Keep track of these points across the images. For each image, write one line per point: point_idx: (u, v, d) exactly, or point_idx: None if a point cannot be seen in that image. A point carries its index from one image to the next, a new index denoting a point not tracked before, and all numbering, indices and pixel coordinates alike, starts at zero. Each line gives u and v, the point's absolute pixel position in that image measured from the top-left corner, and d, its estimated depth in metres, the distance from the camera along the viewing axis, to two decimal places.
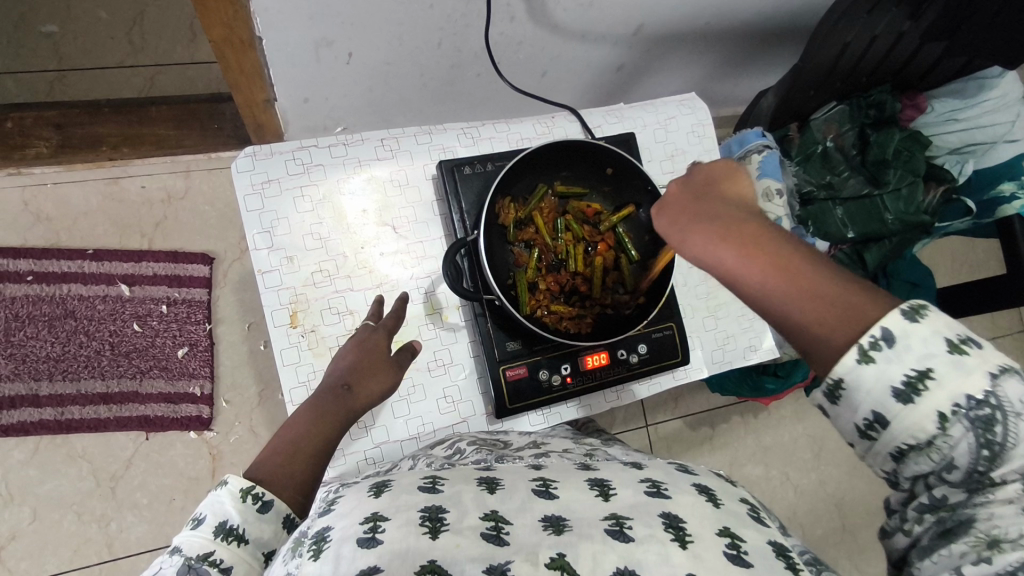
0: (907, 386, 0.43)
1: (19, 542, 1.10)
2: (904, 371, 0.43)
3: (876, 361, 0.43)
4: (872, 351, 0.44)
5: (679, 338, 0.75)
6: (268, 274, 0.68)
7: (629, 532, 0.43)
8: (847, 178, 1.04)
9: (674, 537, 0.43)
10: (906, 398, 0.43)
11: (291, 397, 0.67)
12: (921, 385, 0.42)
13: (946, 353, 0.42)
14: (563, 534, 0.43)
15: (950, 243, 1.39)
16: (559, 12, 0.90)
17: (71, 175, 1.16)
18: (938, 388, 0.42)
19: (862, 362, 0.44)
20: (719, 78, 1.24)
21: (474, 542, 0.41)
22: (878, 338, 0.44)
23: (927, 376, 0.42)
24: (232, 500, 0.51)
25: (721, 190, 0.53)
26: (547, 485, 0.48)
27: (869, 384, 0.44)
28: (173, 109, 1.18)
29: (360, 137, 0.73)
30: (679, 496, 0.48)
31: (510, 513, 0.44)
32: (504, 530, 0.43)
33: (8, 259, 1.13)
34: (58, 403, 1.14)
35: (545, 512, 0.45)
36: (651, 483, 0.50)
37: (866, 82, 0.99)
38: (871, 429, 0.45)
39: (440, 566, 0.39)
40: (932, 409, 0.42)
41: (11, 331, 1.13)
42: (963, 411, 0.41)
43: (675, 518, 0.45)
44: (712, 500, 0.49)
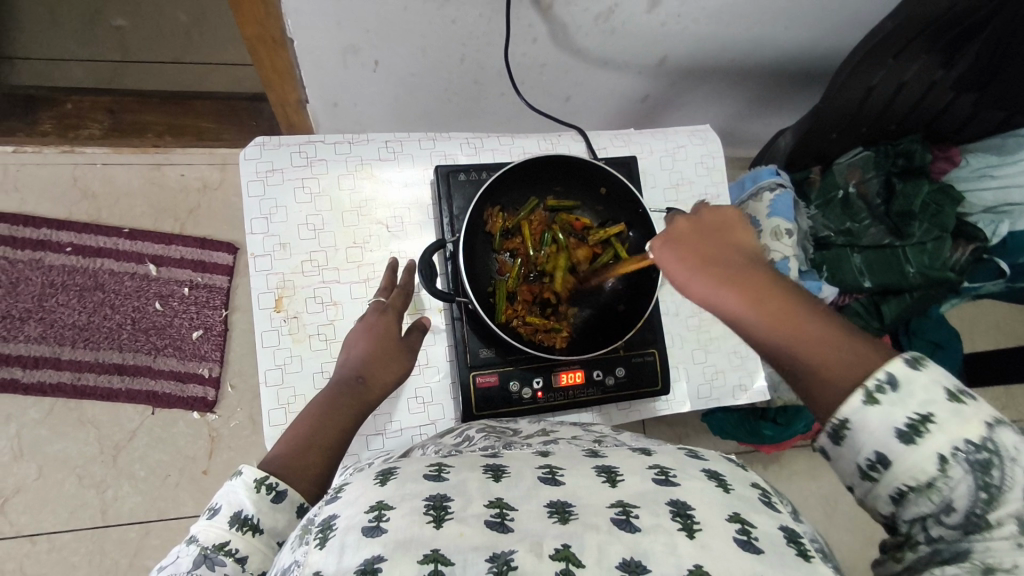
0: (910, 428, 0.43)
1: (22, 497, 1.15)
2: (905, 414, 0.44)
3: (881, 402, 0.44)
4: (878, 393, 0.45)
5: (660, 365, 0.73)
6: (260, 258, 0.70)
7: (635, 522, 0.40)
8: (868, 226, 1.01)
9: (681, 526, 0.40)
10: (909, 440, 0.43)
11: (265, 378, 0.69)
12: (923, 428, 0.43)
13: (945, 399, 0.43)
14: (566, 522, 0.39)
15: (988, 309, 1.32)
16: (582, 37, 0.92)
17: (117, 159, 1.23)
18: (938, 432, 0.43)
19: (866, 404, 0.45)
20: (750, 117, 1.23)
21: (477, 531, 0.38)
22: (884, 382, 0.45)
23: (929, 420, 0.43)
24: (246, 489, 0.51)
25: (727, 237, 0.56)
26: (552, 473, 0.45)
27: (871, 425, 0.45)
28: (216, 104, 1.28)
29: (365, 137, 0.76)
30: (688, 483, 0.44)
31: (515, 499, 0.41)
32: (509, 517, 0.40)
33: (51, 229, 1.21)
34: (76, 369, 1.19)
35: (549, 498, 0.42)
36: (659, 470, 0.46)
37: (896, 129, 0.96)
38: (872, 470, 0.45)
39: (443, 556, 0.36)
40: (932, 451, 0.42)
41: (44, 297, 1.20)
42: (963, 454, 0.42)
43: (682, 506, 0.41)
44: (721, 484, 0.45)
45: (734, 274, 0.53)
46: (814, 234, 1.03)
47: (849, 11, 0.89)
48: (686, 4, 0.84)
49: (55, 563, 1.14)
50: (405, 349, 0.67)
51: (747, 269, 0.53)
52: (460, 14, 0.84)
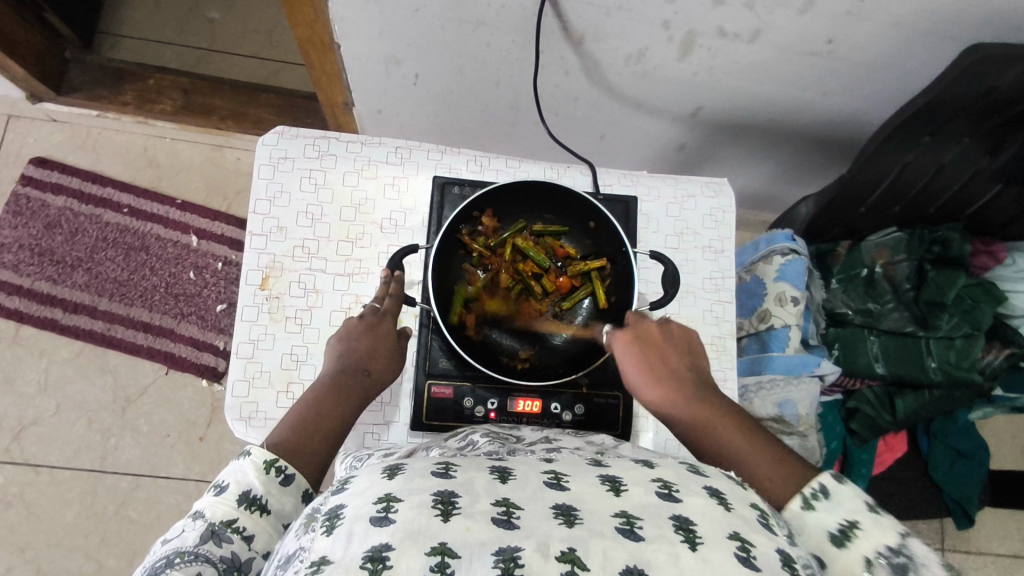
0: (840, 532, 0.49)
1: (36, 429, 1.23)
2: (836, 520, 0.49)
3: (817, 508, 0.50)
4: (813, 500, 0.51)
5: (624, 411, 0.71)
6: (257, 237, 0.74)
7: (639, 532, 0.39)
8: (891, 310, 0.95)
9: (683, 538, 0.39)
10: (840, 543, 0.48)
11: (237, 350, 0.72)
12: (852, 532, 0.49)
13: (866, 510, 0.50)
14: (572, 526, 0.39)
15: None
16: (615, 77, 0.92)
17: (183, 135, 1.35)
18: (864, 536, 0.48)
19: (805, 508, 0.50)
20: (791, 183, 1.20)
21: (485, 527, 0.38)
22: (818, 491, 0.51)
23: (855, 526, 0.49)
24: (255, 470, 0.55)
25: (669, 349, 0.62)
26: (558, 479, 0.45)
27: (808, 529, 0.49)
28: (278, 98, 1.35)
29: (378, 141, 0.79)
30: (691, 499, 0.43)
31: (522, 500, 0.41)
32: (516, 515, 0.39)
33: (116, 190, 1.33)
34: (109, 320, 1.28)
35: (556, 501, 0.41)
36: (662, 483, 0.45)
37: (934, 213, 0.91)
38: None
39: (451, 550, 0.37)
40: (860, 554, 0.47)
41: (96, 250, 1.31)
42: (885, 557, 0.47)
43: (686, 520, 0.41)
44: (724, 504, 0.44)
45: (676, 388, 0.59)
46: (830, 309, 0.97)
47: (894, 85, 0.85)
48: (719, 57, 0.83)
49: (51, 497, 1.21)
50: (398, 348, 0.68)
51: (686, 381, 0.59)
52: (493, 39, 0.86)
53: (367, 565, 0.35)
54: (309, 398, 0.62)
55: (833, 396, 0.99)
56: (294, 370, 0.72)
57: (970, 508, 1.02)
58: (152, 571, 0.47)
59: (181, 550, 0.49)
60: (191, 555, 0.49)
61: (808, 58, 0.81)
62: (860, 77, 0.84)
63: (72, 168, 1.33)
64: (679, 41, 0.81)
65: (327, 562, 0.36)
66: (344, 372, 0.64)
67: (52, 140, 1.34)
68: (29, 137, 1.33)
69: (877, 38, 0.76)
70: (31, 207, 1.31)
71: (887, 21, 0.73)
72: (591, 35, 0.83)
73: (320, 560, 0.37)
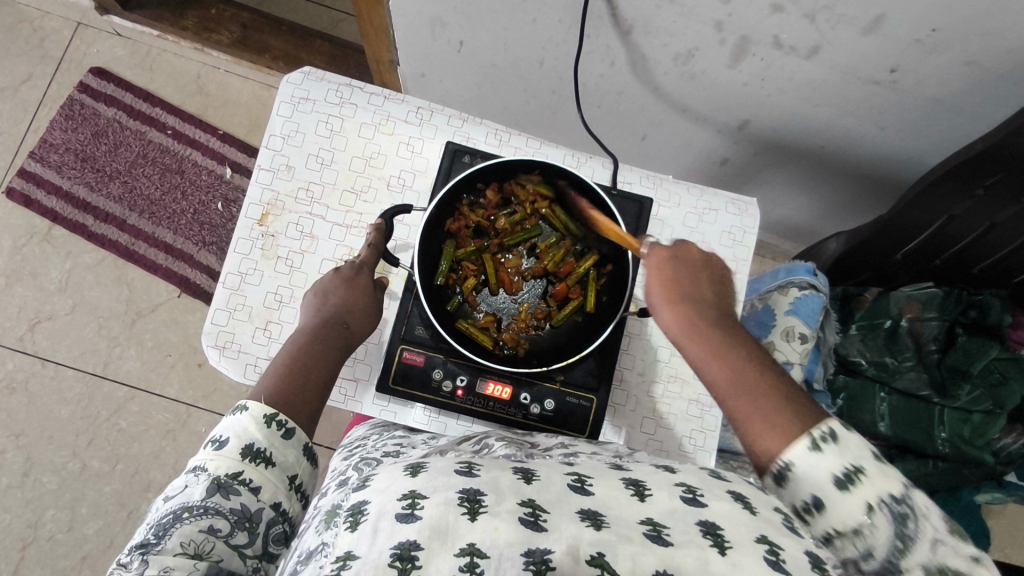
0: (845, 477, 0.45)
1: (50, 324, 1.28)
2: (843, 464, 0.45)
3: (822, 451, 0.46)
4: (821, 442, 0.46)
5: (594, 416, 0.69)
6: (264, 172, 0.74)
7: (667, 538, 0.39)
8: (908, 368, 0.87)
9: (712, 542, 0.38)
10: (842, 487, 0.45)
11: (224, 279, 0.72)
12: (855, 479, 0.45)
13: (874, 456, 0.46)
14: (600, 530, 0.38)
15: None
16: (661, 75, 0.88)
17: (237, 69, 1.37)
18: (867, 483, 0.45)
19: (810, 450, 0.46)
20: (833, 220, 1.14)
21: (513, 527, 0.37)
22: (828, 434, 0.46)
23: (860, 472, 0.45)
24: (255, 424, 0.55)
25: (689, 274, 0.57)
26: (582, 482, 0.44)
27: (811, 470, 0.46)
28: (332, 48, 1.33)
29: (401, 98, 0.78)
30: (717, 504, 0.42)
31: (547, 503, 0.40)
32: (543, 517, 0.39)
33: (164, 111, 1.36)
34: (135, 235, 1.32)
35: (582, 504, 0.40)
36: (686, 488, 0.44)
37: (977, 275, 0.85)
38: (806, 514, 0.46)
39: (479, 550, 0.36)
40: (860, 500, 0.44)
41: (135, 166, 1.35)
42: (887, 504, 0.44)
43: (713, 525, 0.40)
44: (749, 507, 0.42)
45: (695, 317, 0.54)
46: (843, 355, 0.91)
47: (957, 130, 0.79)
48: (771, 69, 0.79)
49: (51, 391, 1.26)
50: (376, 300, 0.68)
51: (705, 314, 0.54)
52: (540, 15, 0.84)
53: (395, 564, 0.35)
54: (290, 349, 0.62)
55: None
56: (275, 309, 0.72)
57: None
58: (160, 528, 0.49)
59: (189, 505, 0.51)
60: (200, 509, 0.50)
61: (867, 86, 0.76)
62: (921, 115, 0.78)
63: (127, 83, 1.37)
64: (732, 46, 0.77)
65: (353, 558, 0.36)
66: (322, 325, 0.63)
67: (113, 54, 1.38)
68: (93, 48, 1.37)
69: (946, 75, 0.70)
70: (83, 113, 1.35)
71: (959, 58, 0.67)
72: (640, 26, 0.79)
73: (345, 556, 0.36)
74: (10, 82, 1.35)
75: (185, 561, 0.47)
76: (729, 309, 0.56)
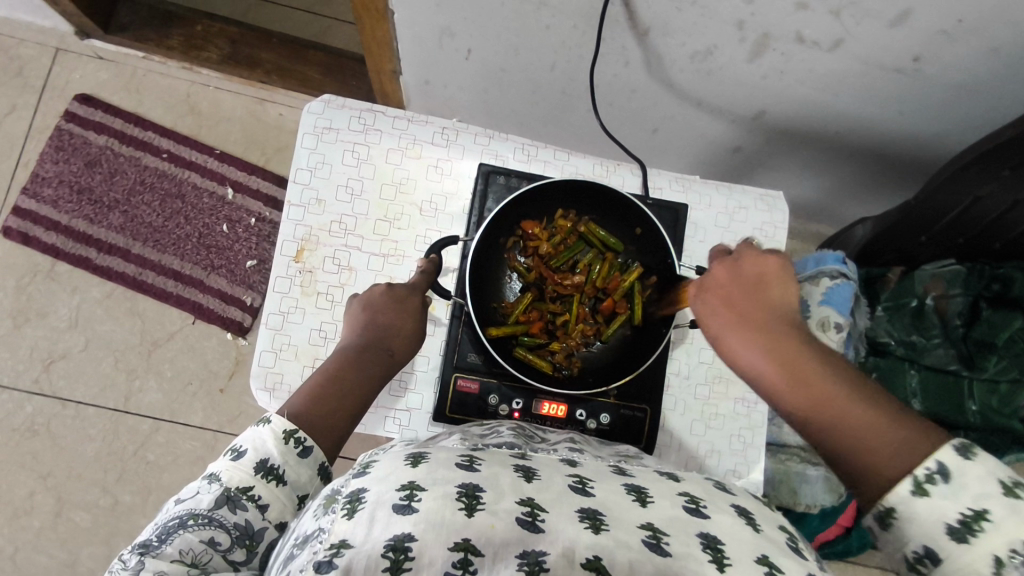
0: (961, 526, 0.44)
1: (65, 363, 1.26)
2: (958, 510, 0.44)
3: (930, 495, 0.45)
4: (926, 484, 0.45)
5: (649, 425, 0.71)
6: (295, 207, 0.73)
7: (665, 547, 0.40)
8: (937, 346, 0.90)
9: (711, 557, 0.39)
10: (962, 537, 0.44)
11: (266, 319, 0.71)
12: (976, 525, 0.43)
13: (999, 494, 0.43)
14: (599, 533, 0.40)
15: None
16: (677, 72, 0.87)
17: (228, 85, 1.34)
18: (993, 530, 0.43)
19: (915, 493, 0.45)
20: (845, 198, 1.15)
21: (510, 527, 0.39)
22: (934, 472, 0.45)
23: (983, 518, 0.43)
24: (275, 439, 0.53)
25: (759, 299, 0.56)
26: (583, 484, 0.46)
27: (920, 517, 0.45)
28: (325, 57, 1.32)
29: (425, 119, 0.77)
30: (719, 517, 0.44)
31: (546, 502, 0.42)
32: (540, 518, 0.40)
33: (157, 135, 1.33)
34: (141, 264, 1.29)
35: (581, 504, 0.42)
36: (689, 498, 0.46)
37: (999, 250, 0.87)
38: (923, 562, 0.46)
39: (474, 546, 0.38)
40: (987, 551, 0.43)
41: (133, 193, 1.32)
42: (1020, 558, 0.41)
43: (713, 539, 0.41)
44: (751, 524, 0.45)
45: (773, 346, 0.53)
46: (872, 337, 0.95)
47: (977, 108, 0.80)
48: (792, 63, 0.78)
49: (73, 430, 1.24)
50: (422, 324, 0.67)
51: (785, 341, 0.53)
52: (553, 21, 0.82)
53: (389, 555, 0.36)
54: (327, 370, 0.61)
55: None
56: (321, 346, 0.72)
57: None
58: (164, 531, 0.47)
59: (195, 512, 0.48)
60: (205, 517, 0.48)
61: (889, 74, 0.76)
62: (942, 98, 0.79)
63: (116, 108, 1.32)
64: (752, 43, 0.76)
65: (347, 547, 0.37)
66: (365, 350, 0.63)
67: (97, 78, 1.33)
68: (75, 73, 1.33)
69: (968, 59, 0.71)
70: (74, 143, 1.31)
71: (984, 45, 0.68)
72: (658, 28, 0.78)
73: (339, 543, 0.37)
74: None
75: (180, 568, 0.45)
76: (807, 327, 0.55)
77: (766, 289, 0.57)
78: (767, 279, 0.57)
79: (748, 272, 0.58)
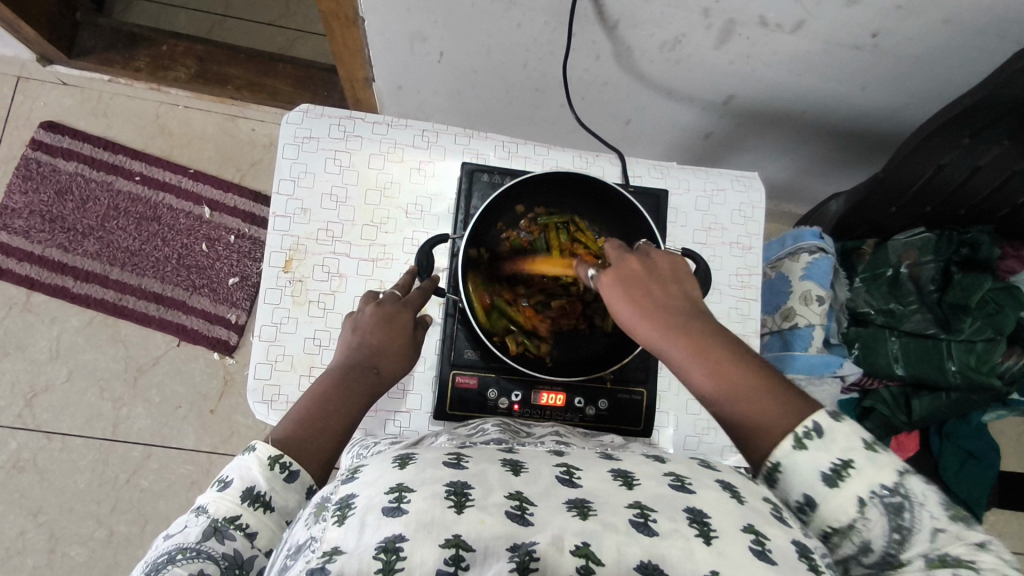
0: (833, 472, 0.46)
1: (49, 395, 1.23)
2: (829, 459, 0.46)
3: (809, 448, 0.46)
4: (805, 439, 0.46)
5: (646, 406, 0.72)
6: (280, 218, 0.73)
7: (653, 526, 0.39)
8: (914, 311, 0.96)
9: (698, 532, 0.39)
10: (832, 483, 0.45)
11: (259, 332, 0.71)
12: (844, 472, 0.45)
13: (861, 446, 0.46)
14: (587, 519, 0.39)
15: (1008, 425, 1.30)
16: (646, 62, 0.88)
17: (198, 103, 1.33)
18: (858, 476, 0.45)
19: (797, 448, 0.46)
20: (817, 175, 1.18)
21: (500, 521, 0.38)
22: (811, 429, 0.47)
23: (849, 465, 0.45)
24: (259, 466, 0.52)
25: (661, 284, 0.54)
26: (571, 474, 0.44)
27: (800, 468, 0.46)
28: (296, 70, 1.32)
29: (404, 123, 0.77)
30: (704, 491, 0.43)
31: (535, 497, 0.40)
32: (530, 511, 0.39)
33: (128, 158, 1.31)
34: (120, 289, 1.27)
35: (568, 495, 0.41)
36: (674, 477, 0.45)
37: (964, 216, 0.92)
38: (803, 511, 0.47)
39: (464, 542, 0.37)
40: (852, 494, 0.45)
41: (107, 219, 1.30)
42: (879, 496, 0.45)
43: (699, 513, 0.40)
44: (737, 496, 0.43)
45: (680, 333, 0.50)
46: (853, 308, 1.00)
47: (936, 79, 0.84)
48: (757, 47, 0.81)
49: (62, 463, 1.21)
50: (412, 342, 0.66)
51: (689, 327, 0.51)
52: (524, 19, 0.82)
53: (380, 557, 0.35)
54: (315, 392, 0.58)
55: (852, 396, 1.03)
56: (316, 354, 0.71)
57: (979, 509, 1.03)
58: (154, 568, 0.46)
59: (183, 547, 0.48)
60: (193, 551, 0.47)
61: (848, 52, 0.79)
62: (900, 71, 0.82)
63: (83, 133, 1.31)
64: (719, 30, 0.78)
65: (339, 553, 0.36)
66: (354, 366, 0.61)
67: (63, 105, 1.31)
68: (39, 101, 1.31)
69: (923, 32, 0.74)
70: (42, 172, 1.29)
71: (937, 18, 0.72)
72: (626, 20, 0.79)
73: (332, 550, 0.36)
74: None
75: None
76: (694, 301, 0.54)
77: (672, 282, 0.54)
78: (676, 274, 0.55)
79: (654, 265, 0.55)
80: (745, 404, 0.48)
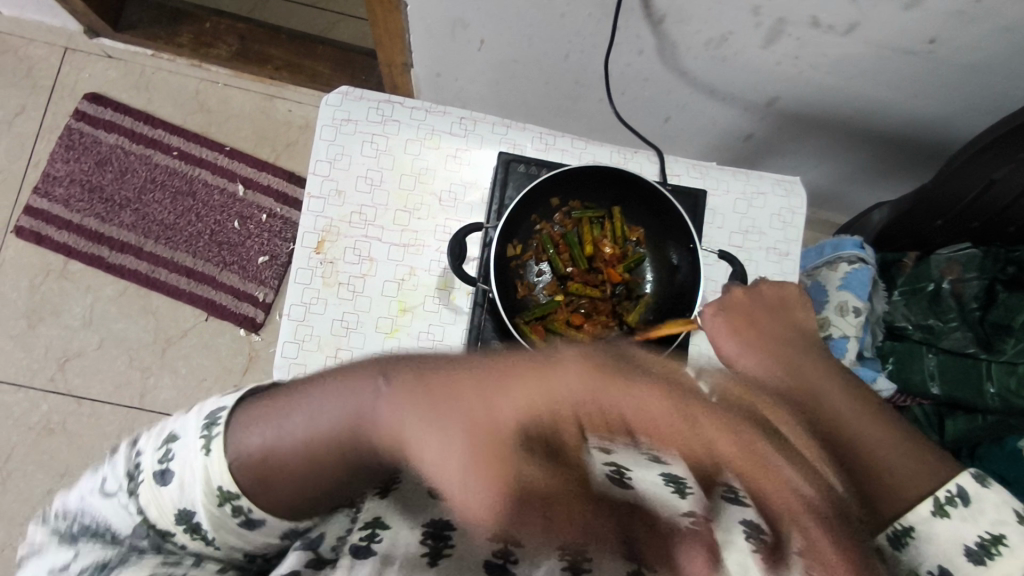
0: (977, 544, 0.51)
1: (80, 361, 1.26)
2: (976, 531, 0.51)
3: (953, 515, 0.51)
4: (949, 506, 0.51)
5: None
6: (315, 200, 0.73)
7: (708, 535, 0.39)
8: (954, 328, 0.93)
9: None
10: (976, 557, 0.50)
11: (287, 311, 0.71)
12: (989, 546, 0.51)
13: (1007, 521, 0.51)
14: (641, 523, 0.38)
15: None
16: (690, 59, 0.86)
17: (237, 82, 1.35)
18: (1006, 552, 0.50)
19: (940, 514, 0.51)
20: (859, 183, 1.15)
21: None
22: (954, 495, 0.52)
23: (997, 540, 0.51)
24: (207, 498, 0.41)
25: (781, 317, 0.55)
26: None
27: (942, 536, 0.51)
28: (335, 52, 1.34)
29: (443, 110, 0.77)
30: None
31: None
32: None
33: (167, 133, 1.33)
34: (153, 261, 1.30)
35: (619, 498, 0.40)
36: None
37: (1014, 232, 0.89)
38: None
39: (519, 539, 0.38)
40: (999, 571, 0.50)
41: (144, 192, 1.32)
42: None
43: None
44: None
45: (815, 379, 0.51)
46: (889, 321, 0.99)
47: (994, 89, 0.81)
48: (806, 48, 0.78)
49: (90, 428, 1.24)
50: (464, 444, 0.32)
51: (820, 373, 0.51)
52: (569, 10, 0.80)
53: None
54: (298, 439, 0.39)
55: None
56: (343, 336, 0.71)
57: None
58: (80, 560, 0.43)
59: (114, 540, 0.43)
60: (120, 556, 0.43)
61: (903, 57, 0.77)
62: (955, 80, 0.79)
63: (126, 106, 1.33)
64: (768, 29, 0.76)
65: None
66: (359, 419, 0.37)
67: (107, 77, 1.34)
68: (85, 73, 1.33)
69: (984, 39, 0.71)
70: (84, 142, 1.32)
71: (999, 25, 0.69)
72: (673, 15, 0.77)
73: None
74: (4, 117, 1.31)
75: None
76: (810, 338, 0.55)
77: (782, 308, 0.57)
78: (781, 300, 0.58)
79: (768, 296, 0.58)
80: (879, 456, 0.50)
